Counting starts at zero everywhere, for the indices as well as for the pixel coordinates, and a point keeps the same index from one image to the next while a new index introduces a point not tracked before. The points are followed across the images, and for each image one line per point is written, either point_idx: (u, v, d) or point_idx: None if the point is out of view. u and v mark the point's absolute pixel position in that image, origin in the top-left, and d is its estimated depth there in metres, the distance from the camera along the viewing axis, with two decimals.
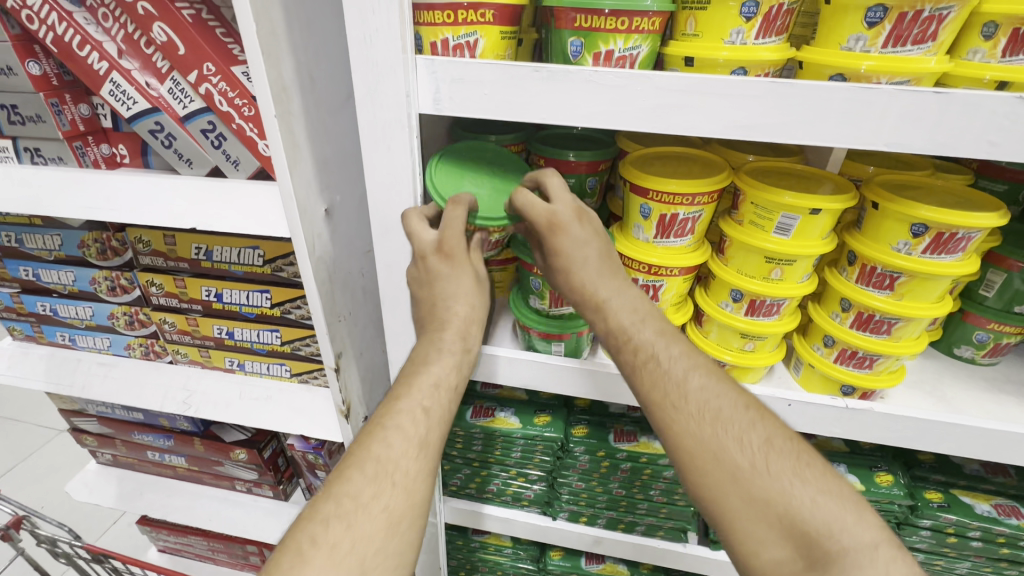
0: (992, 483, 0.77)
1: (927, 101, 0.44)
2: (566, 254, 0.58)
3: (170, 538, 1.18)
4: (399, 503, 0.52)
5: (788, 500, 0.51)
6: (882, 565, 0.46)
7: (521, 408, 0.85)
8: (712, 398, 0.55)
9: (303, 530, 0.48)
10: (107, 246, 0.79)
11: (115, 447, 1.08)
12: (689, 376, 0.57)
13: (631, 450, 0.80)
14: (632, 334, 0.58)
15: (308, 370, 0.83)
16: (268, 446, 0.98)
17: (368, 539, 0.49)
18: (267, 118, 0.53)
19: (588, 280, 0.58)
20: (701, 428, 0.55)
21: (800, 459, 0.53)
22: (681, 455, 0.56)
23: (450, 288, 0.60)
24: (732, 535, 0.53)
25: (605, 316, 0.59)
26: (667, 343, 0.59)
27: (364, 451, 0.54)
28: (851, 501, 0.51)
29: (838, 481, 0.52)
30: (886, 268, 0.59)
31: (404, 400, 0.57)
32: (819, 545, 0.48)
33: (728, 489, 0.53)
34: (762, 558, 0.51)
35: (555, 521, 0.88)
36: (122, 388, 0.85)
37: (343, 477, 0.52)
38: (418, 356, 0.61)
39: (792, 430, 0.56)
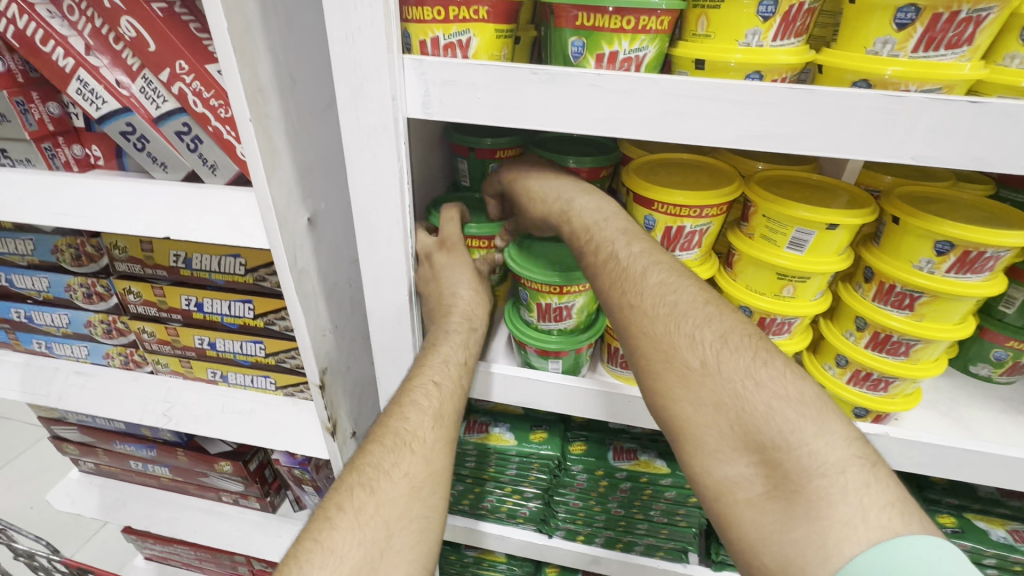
0: (1008, 507, 0.73)
1: (961, 111, 0.41)
2: (525, 189, 0.62)
3: (156, 548, 1.15)
4: (418, 470, 0.54)
5: (742, 403, 0.46)
6: (854, 502, 0.40)
7: (516, 423, 0.82)
8: (667, 294, 0.51)
9: (330, 499, 0.50)
10: (81, 252, 0.75)
11: (97, 456, 1.04)
12: (647, 271, 0.52)
13: (631, 470, 0.76)
14: (594, 232, 0.56)
15: (294, 383, 0.79)
16: (254, 458, 0.95)
17: (391, 504, 0.51)
18: (241, 122, 0.49)
19: (544, 189, 0.61)
20: (653, 326, 0.50)
21: (758, 358, 0.48)
22: (636, 356, 0.52)
23: (454, 276, 0.62)
24: (684, 447, 0.48)
25: (568, 218, 0.58)
26: (629, 242, 0.55)
27: (383, 425, 0.55)
28: (815, 410, 0.45)
29: (801, 386, 0.46)
30: (906, 287, 0.55)
31: (417, 377, 0.58)
32: (776, 463, 0.43)
33: (682, 394, 0.48)
34: (717, 476, 0.46)
35: (551, 539, 0.85)
36: (99, 399, 0.81)
37: (364, 450, 0.54)
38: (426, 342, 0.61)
39: (756, 331, 0.51)
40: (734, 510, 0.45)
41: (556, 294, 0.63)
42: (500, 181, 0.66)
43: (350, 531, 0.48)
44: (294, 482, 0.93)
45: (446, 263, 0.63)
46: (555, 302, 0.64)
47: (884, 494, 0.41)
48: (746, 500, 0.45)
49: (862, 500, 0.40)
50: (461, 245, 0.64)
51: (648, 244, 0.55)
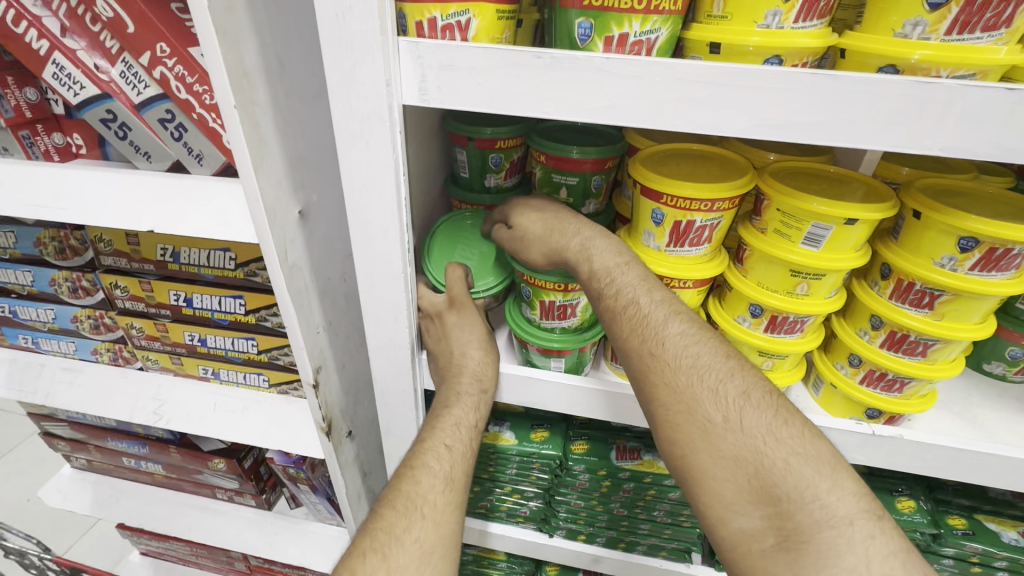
0: (1019, 509, 0.72)
1: (997, 98, 0.38)
2: (533, 226, 0.59)
3: (151, 543, 1.14)
4: (430, 535, 0.51)
5: (761, 458, 0.46)
6: (860, 551, 0.41)
7: (517, 422, 0.79)
8: (691, 346, 0.51)
9: (342, 564, 0.48)
10: (65, 245, 0.73)
11: (88, 453, 1.02)
12: (668, 322, 0.52)
13: (635, 470, 0.74)
14: (616, 275, 0.54)
15: (288, 380, 0.76)
16: (248, 455, 0.93)
17: (402, 570, 0.48)
18: (225, 109, 0.46)
19: (562, 224, 0.58)
20: (675, 376, 0.50)
21: (779, 414, 0.48)
22: (654, 405, 0.51)
23: (464, 335, 0.61)
24: (699, 496, 0.48)
25: (587, 257, 0.56)
26: (649, 288, 0.54)
27: (395, 490, 0.54)
28: (829, 465, 0.46)
29: (817, 443, 0.47)
30: (926, 285, 0.53)
31: (429, 440, 0.58)
32: (789, 515, 0.44)
33: (702, 446, 0.48)
34: (731, 527, 0.47)
35: (551, 539, 0.83)
36: (86, 397, 0.78)
37: (376, 514, 0.52)
38: (437, 403, 0.61)
39: (772, 385, 0.52)
40: (748, 560, 0.46)
41: (560, 292, 0.61)
42: (503, 214, 0.63)
43: None
44: (290, 481, 0.91)
45: (455, 323, 0.62)
46: (559, 300, 0.61)
47: (887, 545, 0.42)
48: (759, 551, 0.45)
49: (869, 551, 0.42)
50: (470, 303, 0.63)
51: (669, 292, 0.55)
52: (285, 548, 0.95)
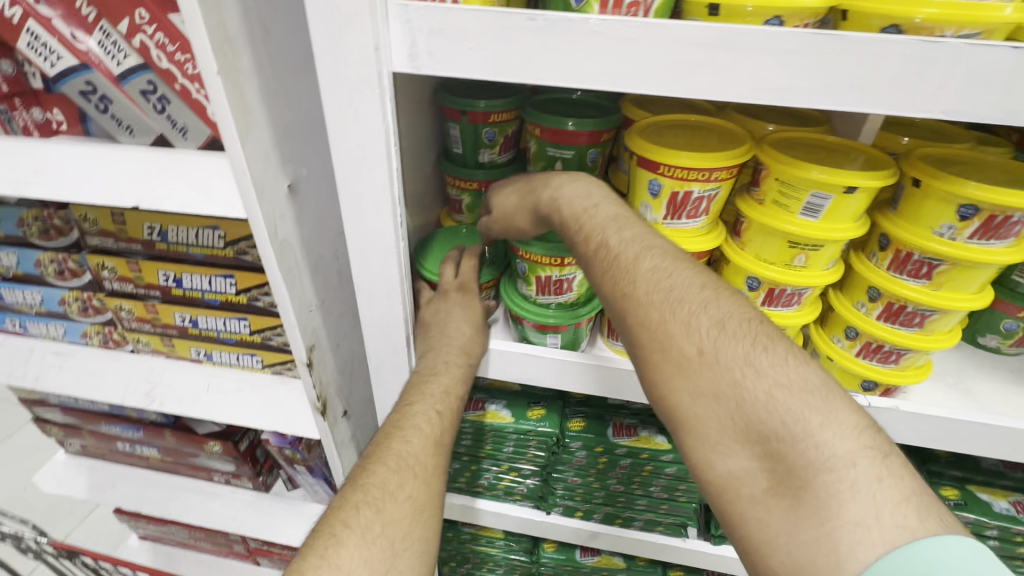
0: (1010, 479, 0.72)
1: (1002, 58, 0.37)
2: (503, 203, 0.61)
3: (150, 527, 1.14)
4: (420, 494, 0.53)
5: (741, 393, 0.44)
6: (865, 498, 0.38)
7: (514, 400, 0.79)
8: (662, 280, 0.48)
9: (334, 516, 0.49)
10: (49, 225, 0.71)
11: (82, 438, 1.01)
12: (640, 258, 0.50)
13: (632, 446, 0.74)
14: (584, 220, 0.53)
15: (282, 361, 0.75)
16: (244, 437, 0.93)
17: (395, 525, 0.50)
18: (208, 77, 0.44)
19: (531, 185, 0.59)
20: (648, 314, 0.48)
21: (757, 344, 0.46)
22: (633, 347, 0.50)
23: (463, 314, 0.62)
24: (686, 439, 0.47)
25: (556, 207, 0.55)
26: (621, 227, 0.53)
27: (384, 446, 0.55)
28: (816, 396, 0.43)
29: (802, 372, 0.44)
30: (924, 255, 0.52)
31: (418, 404, 0.58)
32: (781, 456, 0.42)
33: (680, 384, 0.47)
34: (720, 468, 0.45)
35: (549, 516, 0.83)
36: (77, 380, 0.77)
37: (366, 469, 0.53)
38: (426, 367, 0.61)
39: (756, 313, 0.48)
40: (741, 504, 0.44)
41: (556, 267, 0.60)
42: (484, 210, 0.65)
43: (356, 548, 0.47)
44: (286, 462, 0.91)
45: (438, 314, 0.63)
46: (556, 275, 0.61)
47: (899, 488, 0.39)
48: (752, 495, 0.43)
49: (875, 496, 0.38)
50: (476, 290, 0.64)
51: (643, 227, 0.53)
52: (284, 529, 0.95)
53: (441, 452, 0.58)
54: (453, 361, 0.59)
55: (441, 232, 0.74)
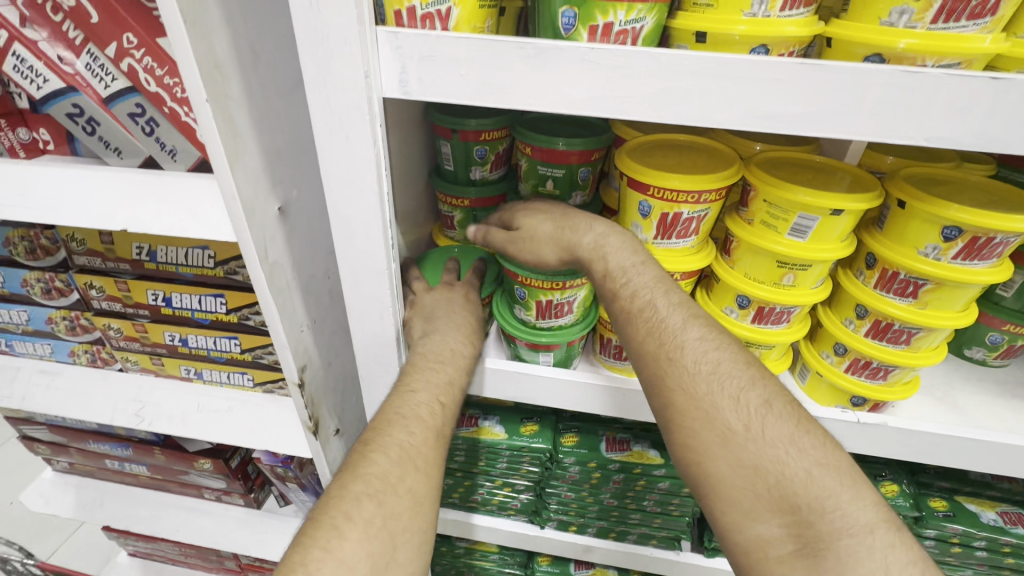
0: (997, 489, 0.73)
1: (981, 87, 0.38)
2: (534, 229, 0.57)
3: (139, 544, 1.12)
4: (421, 486, 0.54)
5: (782, 468, 0.47)
6: (879, 559, 0.44)
7: (507, 415, 0.79)
8: (710, 353, 0.51)
9: (336, 507, 0.48)
10: (35, 245, 0.70)
11: (70, 456, 1.00)
12: (687, 328, 0.53)
13: (625, 461, 0.74)
14: (632, 275, 0.53)
15: (274, 379, 0.75)
16: (235, 455, 0.92)
17: (397, 518, 0.51)
18: (197, 102, 0.44)
19: (573, 220, 0.56)
20: (696, 385, 0.50)
21: (799, 426, 0.49)
22: (673, 411, 0.51)
23: (450, 307, 0.62)
24: (717, 503, 0.49)
25: (602, 256, 0.54)
26: (666, 290, 0.53)
27: (384, 434, 0.54)
28: (847, 475, 0.47)
29: (836, 453, 0.48)
30: (910, 274, 0.53)
31: (420, 392, 0.57)
32: (809, 524, 0.46)
33: (721, 453, 0.49)
34: (748, 532, 0.48)
35: (543, 530, 0.83)
36: (64, 399, 0.76)
37: (367, 458, 0.52)
38: (428, 352, 0.58)
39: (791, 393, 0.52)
40: (764, 565, 0.47)
41: (557, 291, 0.60)
42: (501, 219, 0.61)
43: (359, 541, 0.47)
44: (278, 479, 0.90)
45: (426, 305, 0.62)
46: (557, 298, 0.61)
47: (907, 554, 0.44)
48: (776, 556, 0.47)
49: (887, 558, 0.44)
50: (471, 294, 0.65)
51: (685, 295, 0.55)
52: (276, 546, 0.95)
53: (441, 442, 0.57)
54: (458, 353, 0.59)
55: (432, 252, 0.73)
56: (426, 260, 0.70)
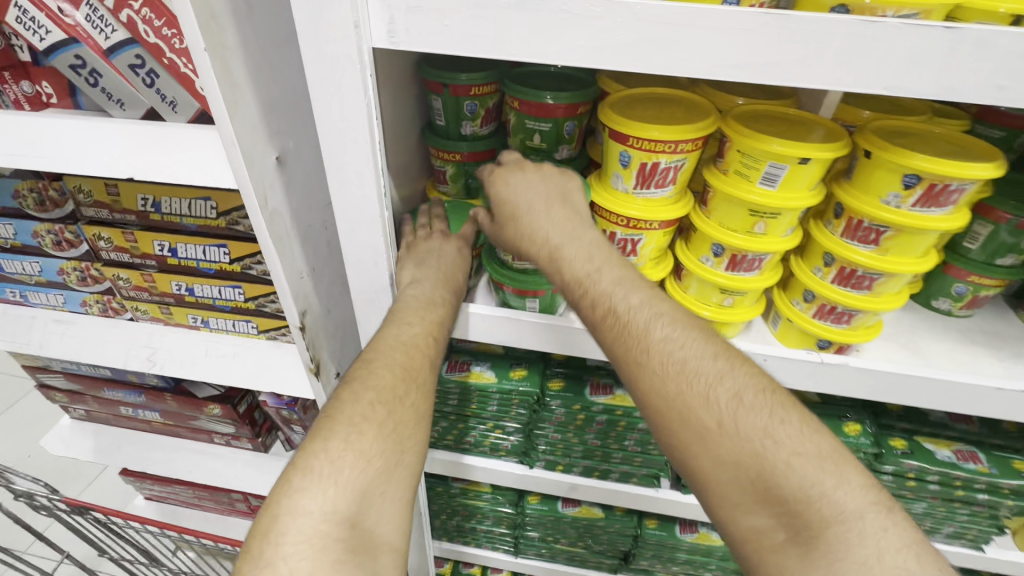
0: (954, 430, 0.78)
1: (935, 37, 0.40)
2: (512, 200, 0.60)
3: (155, 487, 1.20)
4: (424, 404, 0.57)
5: (761, 461, 0.49)
6: (870, 545, 0.44)
7: (497, 361, 0.83)
8: (676, 352, 0.53)
9: (349, 409, 0.53)
10: (44, 197, 0.73)
11: (86, 403, 1.05)
12: (651, 327, 0.54)
13: (608, 404, 0.79)
14: (589, 284, 0.56)
15: (276, 327, 0.79)
16: (242, 401, 0.97)
17: (405, 424, 0.54)
18: (195, 51, 0.46)
19: (534, 225, 0.59)
20: (667, 386, 0.52)
21: (774, 415, 0.50)
22: (654, 414, 0.53)
23: (437, 254, 0.65)
24: (709, 498, 0.51)
25: (559, 268, 0.57)
26: (627, 293, 0.56)
27: (390, 354, 0.57)
28: (830, 461, 0.48)
29: (817, 440, 0.49)
30: (873, 222, 0.56)
31: (410, 326, 0.60)
32: (797, 514, 0.47)
33: (699, 449, 0.51)
34: (740, 524, 0.50)
35: (532, 470, 0.90)
36: (80, 347, 0.81)
37: (372, 371, 0.55)
38: (418, 298, 0.61)
39: (766, 382, 0.53)
40: (761, 554, 0.49)
41: None
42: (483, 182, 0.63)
43: (374, 438, 0.52)
44: (283, 423, 0.96)
45: (428, 250, 0.65)
46: None
47: (901, 536, 0.45)
48: (770, 546, 0.49)
49: (880, 543, 0.45)
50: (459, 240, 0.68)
51: (648, 291, 0.57)
52: None
53: (435, 366, 0.60)
54: (440, 300, 0.62)
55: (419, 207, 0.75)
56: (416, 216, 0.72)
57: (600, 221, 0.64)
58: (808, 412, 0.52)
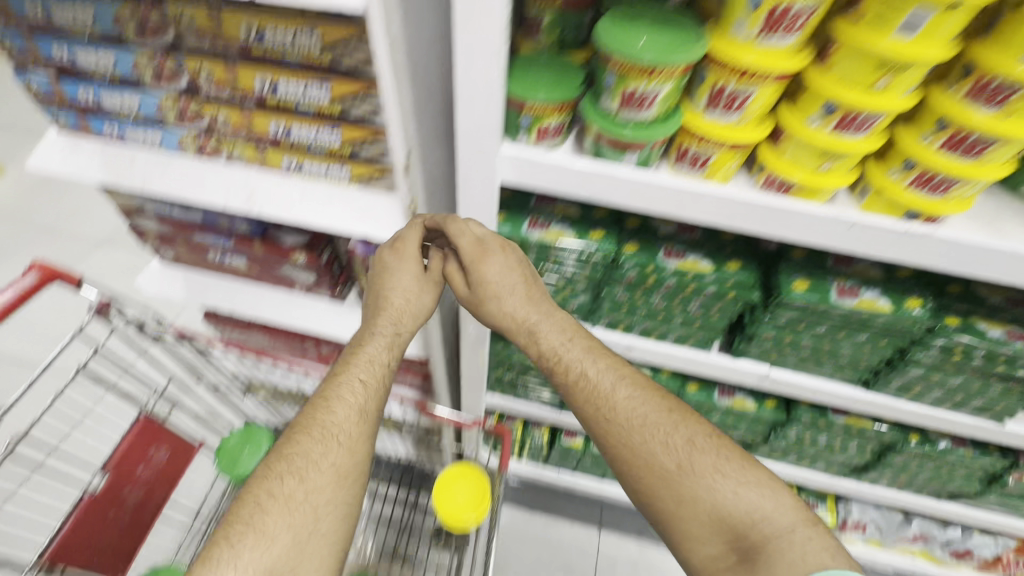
0: (1010, 313, 0.82)
1: None
2: (496, 282, 0.82)
3: (236, 332, 1.35)
4: (342, 461, 0.75)
5: (714, 492, 0.77)
6: (798, 549, 0.71)
7: (576, 223, 0.87)
8: (639, 410, 0.82)
9: (262, 487, 0.71)
10: (144, 22, 0.71)
11: (176, 248, 1.13)
12: (617, 389, 0.84)
13: (680, 268, 0.84)
14: (561, 353, 0.85)
15: (368, 174, 0.82)
16: (325, 249, 1.04)
17: (318, 492, 0.72)
18: None
19: (516, 291, 0.83)
20: (634, 436, 0.81)
21: (719, 456, 0.80)
22: (625, 465, 0.82)
23: (402, 276, 0.84)
24: (676, 531, 0.79)
25: (541, 339, 0.86)
26: (593, 361, 0.85)
27: (313, 420, 0.77)
28: (767, 487, 0.78)
29: (756, 472, 0.79)
30: (1006, 81, 0.55)
31: (346, 375, 0.82)
32: (743, 534, 0.75)
33: (661, 484, 0.79)
34: (701, 553, 0.77)
35: (593, 330, 0.99)
36: (183, 184, 0.87)
37: (293, 441, 0.75)
38: (359, 338, 0.86)
39: (710, 430, 0.83)
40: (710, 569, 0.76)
41: (645, 79, 0.62)
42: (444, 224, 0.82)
43: (279, 515, 0.69)
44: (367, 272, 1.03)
45: (391, 272, 0.84)
46: (643, 88, 0.63)
47: (820, 541, 0.72)
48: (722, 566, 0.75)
49: (805, 547, 0.71)
50: (412, 257, 0.84)
51: (612, 362, 0.86)
52: None
53: (364, 431, 0.79)
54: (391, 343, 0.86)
55: (512, 58, 0.74)
56: (513, 66, 0.71)
57: (713, 72, 0.63)
58: (745, 454, 0.81)
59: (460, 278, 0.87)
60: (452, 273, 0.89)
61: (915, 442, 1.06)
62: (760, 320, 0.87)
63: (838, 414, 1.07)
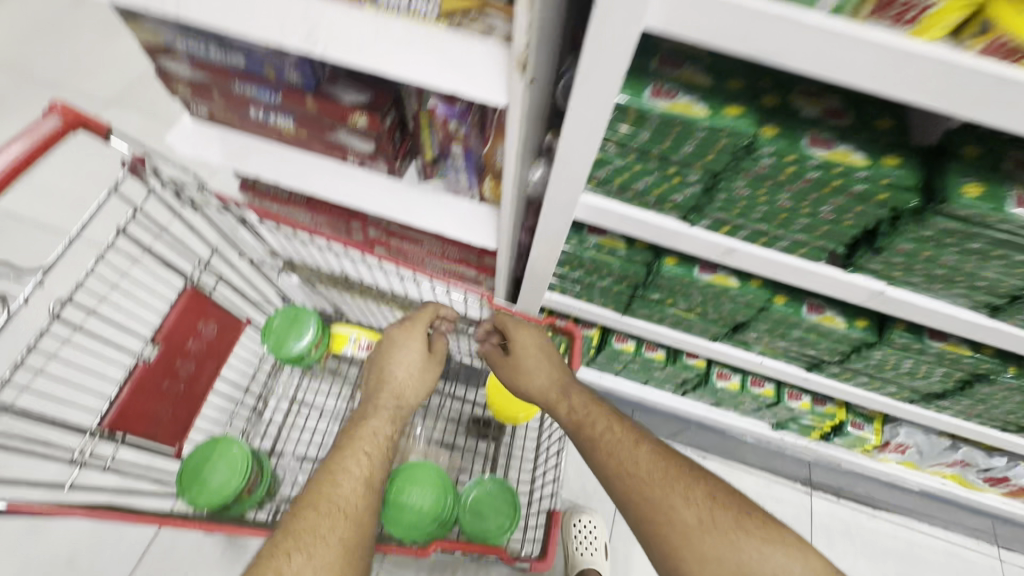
0: None
1: None
2: (520, 333, 1.05)
3: (274, 206, 1.25)
4: (349, 536, 0.77)
5: (739, 553, 0.76)
6: None
7: (707, 94, 0.71)
8: (659, 464, 0.86)
9: (267, 567, 0.70)
10: None
11: (212, 102, 0.98)
12: (639, 445, 0.89)
13: (826, 159, 0.69)
14: (583, 411, 0.96)
15: (463, 10, 0.67)
16: (389, 112, 0.90)
17: (326, 567, 0.72)
18: None
19: (533, 342, 1.05)
20: (656, 488, 0.82)
21: (739, 514, 0.80)
22: (645, 526, 0.81)
23: (408, 348, 1.04)
24: None
25: (563, 394, 0.99)
26: (609, 423, 0.93)
27: (319, 493, 0.80)
28: (801, 549, 0.77)
29: (782, 532, 0.79)
30: None
31: (352, 448, 0.88)
32: None
33: (687, 544, 0.77)
34: None
35: (691, 229, 0.88)
36: (226, 10, 0.70)
37: (299, 517, 0.77)
38: (361, 413, 0.95)
39: (726, 487, 0.85)
40: None
41: None
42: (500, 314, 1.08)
43: None
44: (440, 139, 0.92)
45: (396, 362, 1.03)
46: None
47: None
48: None
49: None
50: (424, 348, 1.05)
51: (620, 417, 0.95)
52: (420, 211, 1.02)
53: (370, 505, 0.83)
54: (400, 395, 1.00)
55: None
56: None
57: None
58: (769, 518, 0.81)
59: (495, 354, 1.09)
60: (489, 348, 1.12)
61: (1012, 375, 0.98)
62: (901, 230, 0.75)
63: (936, 340, 0.98)
